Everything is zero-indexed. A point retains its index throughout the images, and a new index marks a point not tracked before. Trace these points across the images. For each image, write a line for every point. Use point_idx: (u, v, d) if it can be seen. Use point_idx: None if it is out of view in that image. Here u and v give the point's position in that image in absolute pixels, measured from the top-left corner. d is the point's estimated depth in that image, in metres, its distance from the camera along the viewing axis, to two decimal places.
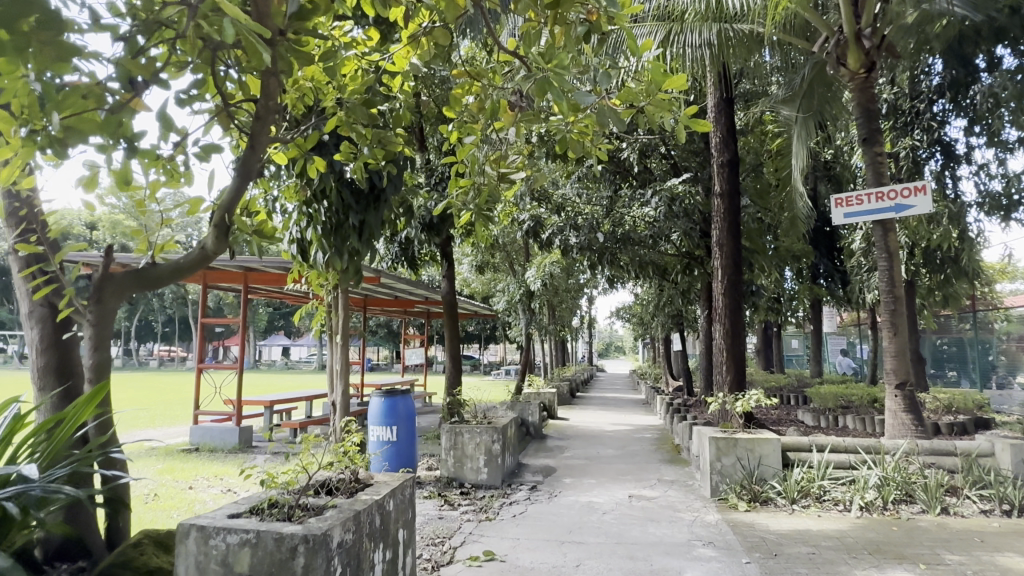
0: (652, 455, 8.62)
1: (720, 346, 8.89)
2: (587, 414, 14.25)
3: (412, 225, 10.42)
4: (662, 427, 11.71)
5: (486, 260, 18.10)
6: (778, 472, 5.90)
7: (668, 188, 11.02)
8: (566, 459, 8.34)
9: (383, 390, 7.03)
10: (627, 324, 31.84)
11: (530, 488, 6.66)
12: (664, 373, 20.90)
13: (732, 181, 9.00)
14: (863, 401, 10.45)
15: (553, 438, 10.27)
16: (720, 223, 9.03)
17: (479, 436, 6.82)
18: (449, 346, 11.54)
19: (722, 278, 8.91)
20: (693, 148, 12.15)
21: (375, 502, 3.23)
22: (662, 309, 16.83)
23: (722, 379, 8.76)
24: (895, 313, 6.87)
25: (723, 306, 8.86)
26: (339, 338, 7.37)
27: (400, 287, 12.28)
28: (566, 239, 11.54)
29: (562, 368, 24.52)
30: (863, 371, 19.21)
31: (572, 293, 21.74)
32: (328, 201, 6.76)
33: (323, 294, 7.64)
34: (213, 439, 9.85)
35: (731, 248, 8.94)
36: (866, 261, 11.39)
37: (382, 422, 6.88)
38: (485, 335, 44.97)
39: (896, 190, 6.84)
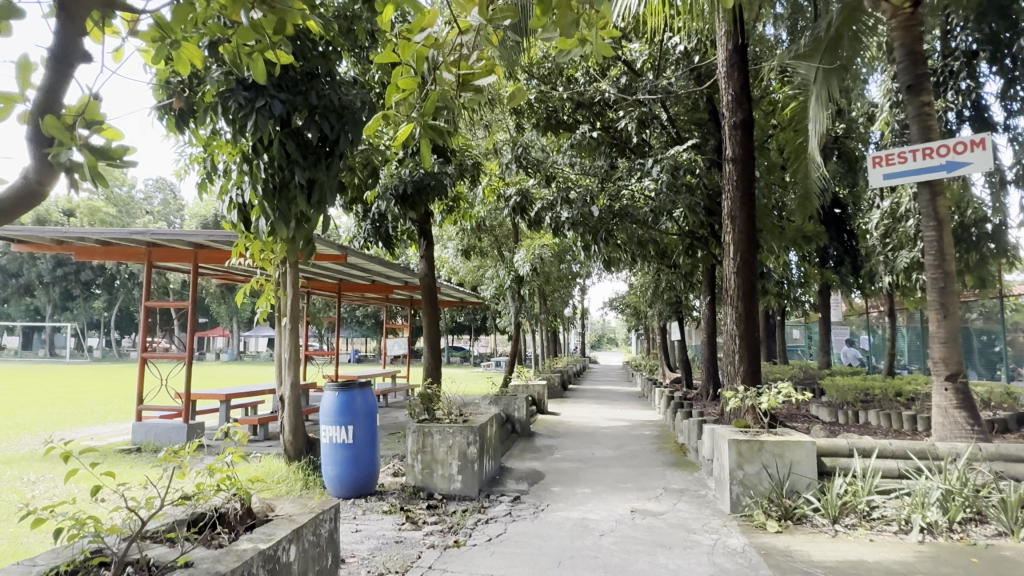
0: (656, 456, 7.54)
1: (732, 334, 7.79)
2: (580, 409, 13.16)
3: (385, 196, 9.32)
4: (663, 423, 10.64)
5: (473, 244, 17.01)
6: (813, 484, 4.84)
7: (671, 157, 9.83)
8: (556, 462, 7.25)
9: (340, 383, 5.93)
10: (620, 315, 30.80)
11: (512, 499, 5.58)
12: (661, 364, 19.88)
13: (746, 145, 7.91)
14: (887, 395, 9.42)
15: (543, 436, 9.20)
16: (731, 191, 7.93)
17: (454, 438, 5.76)
18: (428, 333, 10.43)
19: (734, 254, 7.80)
20: (697, 116, 11.19)
21: (258, 555, 2.12)
22: (660, 295, 15.77)
23: (734, 371, 7.66)
24: (945, 292, 5.79)
25: (736, 286, 7.76)
26: (286, 321, 6.25)
27: (373, 269, 11.10)
28: (557, 215, 10.43)
29: (554, 359, 23.49)
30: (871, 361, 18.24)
31: (564, 280, 20.67)
32: (270, 154, 5.60)
33: (271, 271, 6.48)
34: (158, 438, 8.76)
35: (745, 219, 7.82)
36: (888, 240, 10.33)
37: (335, 420, 5.74)
38: (475, 326, 43.85)
39: (948, 145, 5.76)
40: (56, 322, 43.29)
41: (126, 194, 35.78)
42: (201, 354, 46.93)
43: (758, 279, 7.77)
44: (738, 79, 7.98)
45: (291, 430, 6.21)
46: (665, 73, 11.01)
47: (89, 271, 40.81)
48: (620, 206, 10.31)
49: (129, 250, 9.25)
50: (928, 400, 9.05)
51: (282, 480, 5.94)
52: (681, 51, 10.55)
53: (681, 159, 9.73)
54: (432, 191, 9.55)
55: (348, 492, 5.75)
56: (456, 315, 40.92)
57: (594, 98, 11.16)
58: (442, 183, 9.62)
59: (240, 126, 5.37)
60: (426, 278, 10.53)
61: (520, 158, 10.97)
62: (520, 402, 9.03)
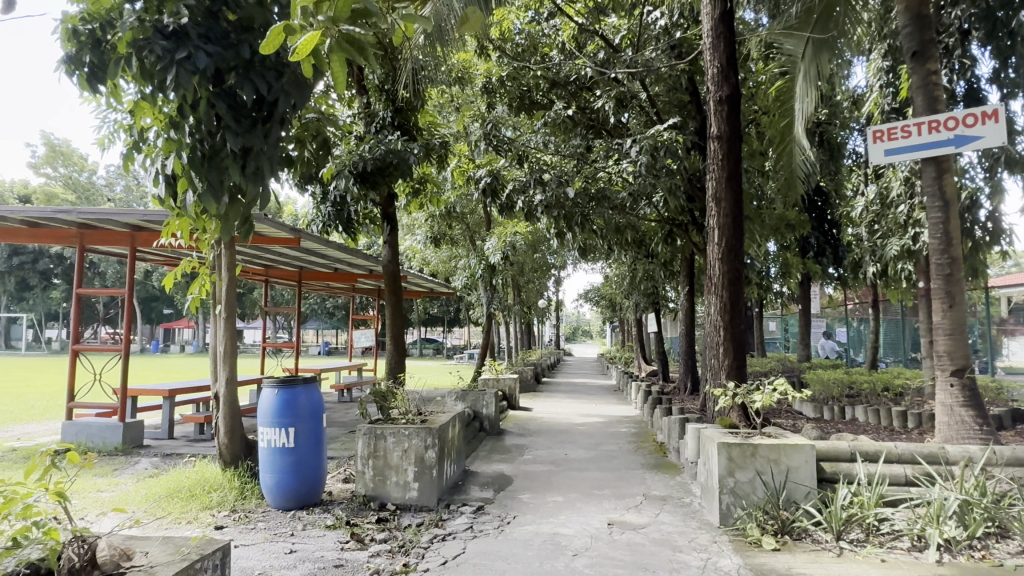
0: (634, 457, 6.95)
1: (716, 325, 7.24)
2: (553, 403, 12.59)
3: (343, 175, 8.60)
4: (640, 419, 10.10)
5: (444, 232, 16.31)
6: (812, 493, 4.31)
7: (651, 137, 9.20)
8: (525, 464, 6.64)
9: (280, 379, 5.23)
10: (595, 306, 30.34)
11: (475, 511, 4.94)
12: (637, 357, 19.40)
13: (733, 121, 7.33)
14: (874, 389, 8.95)
15: (513, 434, 8.59)
16: (716, 171, 7.37)
17: (409, 441, 5.13)
18: (391, 323, 9.74)
19: (719, 239, 7.24)
20: (677, 96, 10.52)
21: None
22: (637, 285, 15.25)
23: (718, 365, 7.12)
24: (951, 279, 5.28)
25: (721, 274, 7.20)
26: (222, 309, 5.53)
27: (333, 255, 10.37)
28: (529, 198, 9.72)
29: (527, 351, 22.91)
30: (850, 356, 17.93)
31: (538, 270, 20.09)
32: (197, 116, 4.85)
33: (206, 253, 5.75)
34: (91, 438, 7.97)
35: (731, 201, 7.24)
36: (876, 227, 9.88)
37: (274, 421, 5.06)
38: (448, 318, 43.13)
39: (956, 117, 5.23)
40: (11, 313, 41.53)
41: (86, 179, 34.37)
42: (166, 347, 45.53)
43: (745, 267, 7.22)
44: (725, 50, 7.42)
45: (227, 433, 5.50)
46: (643, 49, 10.39)
47: (47, 259, 39.23)
48: (595, 189, 9.69)
49: (59, 232, 8.37)
50: (917, 395, 8.61)
51: (214, 489, 5.25)
52: (661, 26, 9.95)
53: (662, 139, 9.10)
54: (396, 171, 8.87)
55: (289, 502, 5.05)
56: (429, 306, 40.19)
57: (570, 79, 10.81)
58: (406, 162, 8.94)
59: (162, 83, 4.58)
60: (389, 266, 9.83)
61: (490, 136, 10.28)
62: (489, 398, 8.42)
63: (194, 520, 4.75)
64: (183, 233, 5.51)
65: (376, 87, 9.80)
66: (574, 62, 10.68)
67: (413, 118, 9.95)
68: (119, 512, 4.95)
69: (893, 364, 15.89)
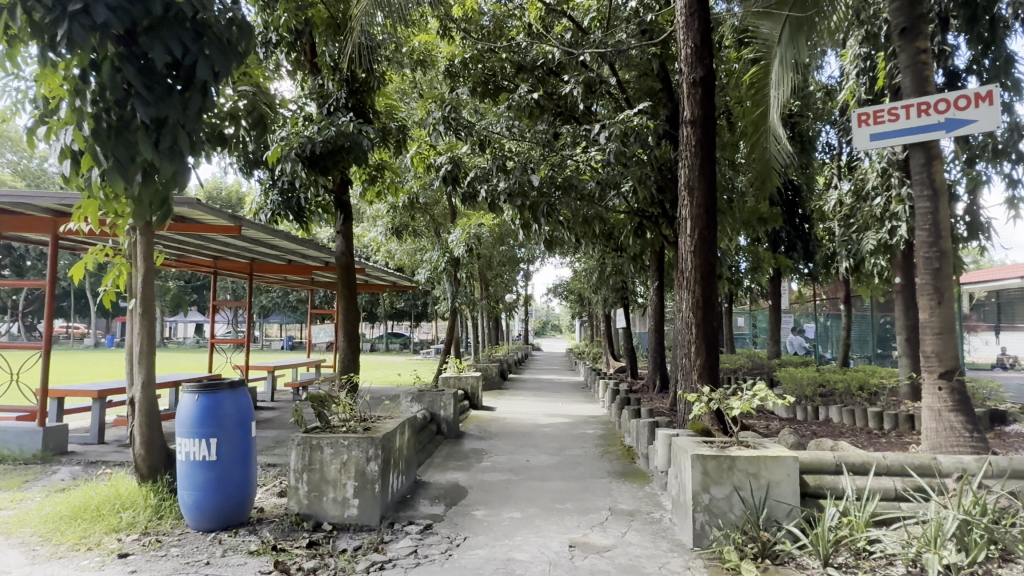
0: (599, 464, 6.48)
1: (688, 322, 6.80)
2: (518, 402, 12.10)
3: (290, 159, 7.95)
4: (607, 420, 9.66)
5: (406, 223, 15.69)
6: (794, 511, 3.90)
7: (620, 122, 8.69)
8: (481, 473, 6.12)
9: (202, 383, 4.63)
10: (564, 301, 29.97)
11: (421, 531, 4.41)
12: (605, 353, 19.01)
13: (707, 105, 6.87)
14: (848, 388, 8.62)
15: (473, 437, 8.06)
16: (688, 158, 6.91)
17: (348, 452, 4.58)
18: (344, 318, 9.13)
19: (691, 231, 6.78)
20: (647, 83, 10.13)
21: None
22: (606, 280, 14.81)
23: (690, 365, 6.69)
24: (940, 274, 4.90)
25: (693, 268, 6.75)
26: (138, 306, 4.89)
27: (282, 245, 9.71)
28: (492, 187, 9.21)
29: (493, 347, 22.39)
30: (818, 353, 17.81)
31: (505, 263, 19.59)
32: (99, 81, 4.21)
33: (122, 241, 5.11)
34: (6, 444, 7.22)
35: (704, 189, 6.79)
36: (852, 221, 9.57)
37: (193, 431, 4.47)
38: (414, 312, 42.40)
39: (948, 99, 4.83)
40: None
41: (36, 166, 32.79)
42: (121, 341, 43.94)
43: (718, 261, 6.79)
44: (699, 29, 6.95)
45: (143, 444, 4.88)
46: (613, 32, 9.89)
47: None
48: (562, 177, 9.18)
49: None
50: (892, 395, 8.30)
51: (126, 508, 4.62)
52: (632, 8, 9.51)
53: (632, 124, 8.61)
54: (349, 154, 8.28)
55: (211, 523, 4.45)
56: (395, 300, 39.44)
57: (537, 63, 10.31)
58: (360, 146, 8.35)
59: (54, 40, 3.98)
60: (342, 257, 9.22)
61: (451, 121, 9.69)
62: (447, 399, 7.90)
63: (96, 546, 4.13)
64: (94, 218, 4.89)
65: (329, 66, 9.17)
66: (541, 45, 10.18)
67: (370, 99, 9.35)
68: (11, 537, 4.29)
69: (861, 361, 15.78)
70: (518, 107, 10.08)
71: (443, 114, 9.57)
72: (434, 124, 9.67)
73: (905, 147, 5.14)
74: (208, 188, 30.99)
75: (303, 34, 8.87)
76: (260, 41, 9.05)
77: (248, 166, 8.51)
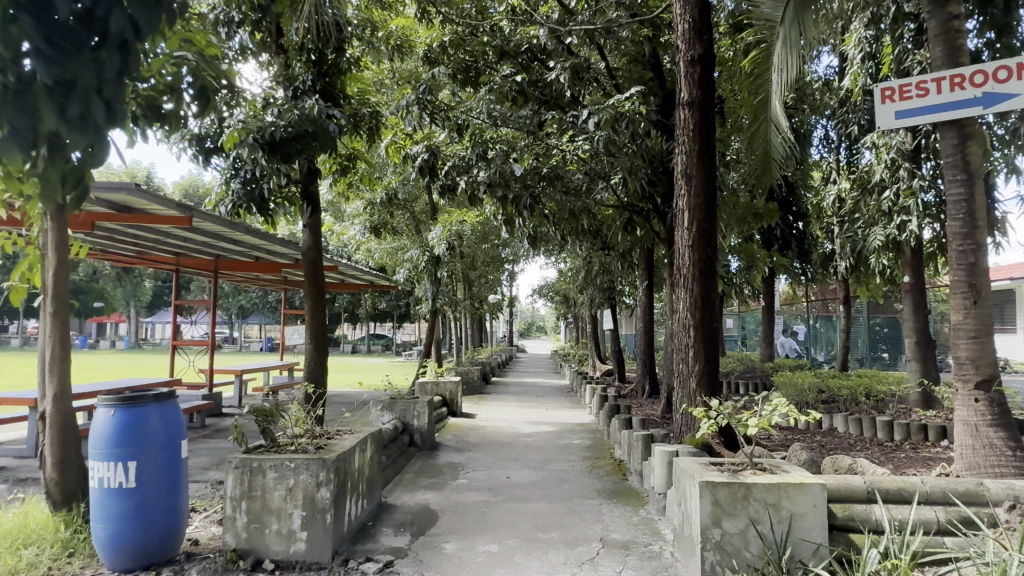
0: (588, 481, 5.82)
1: (685, 324, 6.17)
2: (500, 409, 11.43)
3: (247, 144, 7.17)
4: (594, 429, 9.02)
5: (385, 220, 14.98)
6: (821, 550, 3.27)
7: (610, 108, 7.92)
8: (456, 493, 5.45)
9: (122, 395, 3.92)
10: (549, 302, 29.42)
11: (379, 571, 3.73)
12: (591, 355, 18.40)
13: (706, 85, 6.25)
14: (853, 395, 8.05)
15: (449, 449, 7.39)
16: (685, 143, 6.26)
17: (295, 476, 3.89)
18: (311, 319, 8.40)
19: (689, 224, 6.14)
20: (638, 69, 9.53)
21: None
22: (593, 279, 14.19)
23: (687, 371, 6.06)
24: (977, 269, 4.31)
25: (691, 264, 6.12)
26: (48, 304, 4.19)
27: (245, 240, 9.00)
28: (472, 177, 8.56)
29: (476, 348, 21.75)
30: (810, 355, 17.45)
31: (488, 262, 18.97)
32: None
33: (34, 229, 4.39)
34: None
35: (704, 176, 6.16)
36: (855, 216, 9.01)
37: (106, 453, 3.74)
38: (396, 313, 41.66)
39: (985, 70, 4.22)
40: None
41: None
42: (95, 344, 42.78)
43: (717, 256, 6.17)
44: (698, 2, 6.31)
45: (54, 465, 4.17)
46: (601, 13, 9.24)
47: None
48: (546, 168, 8.58)
49: None
50: (901, 403, 7.72)
51: (30, 544, 3.86)
52: None
53: (624, 109, 7.86)
54: (314, 138, 7.59)
55: (129, 561, 3.74)
56: (377, 301, 38.65)
57: (521, 48, 9.66)
58: (327, 132, 7.65)
59: None
60: (310, 252, 8.51)
61: (427, 104, 8.94)
62: (421, 408, 7.23)
63: None
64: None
65: (296, 46, 8.45)
66: (526, 29, 9.54)
67: (340, 82, 8.66)
68: None
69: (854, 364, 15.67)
70: (500, 91, 9.30)
71: (416, 96, 8.86)
72: (407, 108, 8.96)
73: (936, 125, 4.54)
74: (184, 188, 30.13)
75: (267, 10, 8.15)
76: (220, 19, 8.34)
77: (204, 153, 7.78)
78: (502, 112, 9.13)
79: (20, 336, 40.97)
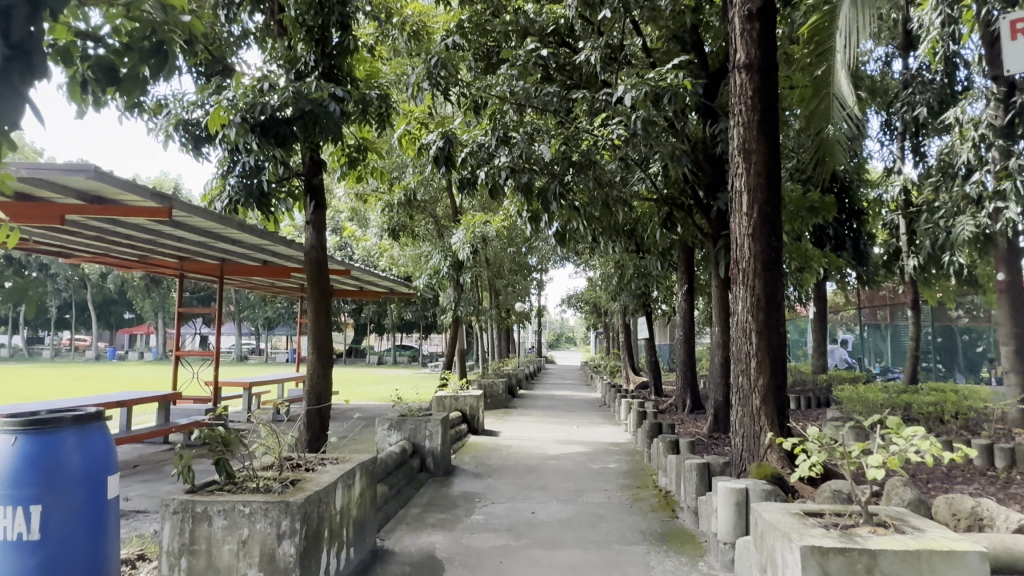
0: (629, 519, 4.80)
1: (744, 328, 5.11)
2: (526, 425, 10.42)
3: (237, 126, 6.30)
4: (632, 451, 7.95)
5: (404, 223, 14.09)
6: None
7: (650, 81, 6.92)
8: (468, 535, 4.47)
9: (29, 420, 3.04)
10: (578, 312, 28.36)
11: None
12: (624, 366, 17.29)
13: (767, 42, 5.21)
14: (939, 415, 6.87)
15: (466, 474, 6.42)
16: (741, 113, 5.22)
17: (250, 526, 2.97)
18: (314, 325, 7.53)
19: (749, 208, 5.11)
20: (680, 46, 8.51)
21: None
22: (627, 284, 13.15)
23: (749, 384, 5.01)
24: None
25: (752, 256, 5.08)
26: None
27: (245, 239, 8.19)
28: (492, 166, 7.64)
29: (503, 359, 20.77)
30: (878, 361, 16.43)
31: (515, 269, 18.03)
32: None
33: None
34: None
35: (765, 152, 5.14)
36: (934, 207, 7.85)
37: (3, 495, 2.85)
38: (423, 324, 40.96)
39: None
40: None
41: None
42: (125, 355, 42.84)
43: (782, 246, 5.16)
44: None
45: None
46: None
47: None
48: (577, 153, 7.55)
49: None
50: (1000, 425, 6.52)
51: None
52: None
53: (666, 82, 6.83)
54: (314, 122, 6.74)
55: None
56: (404, 311, 37.92)
57: (547, 30, 8.72)
58: (329, 114, 6.78)
59: None
60: (313, 251, 7.65)
61: (439, 80, 7.98)
62: (434, 427, 6.27)
63: None
64: None
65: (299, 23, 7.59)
66: (553, 8, 8.63)
67: (347, 65, 7.76)
68: None
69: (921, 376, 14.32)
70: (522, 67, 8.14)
71: (428, 71, 7.86)
72: (418, 86, 7.95)
73: None
74: None
75: None
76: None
77: (195, 142, 7.02)
78: (525, 89, 8.09)
79: (51, 347, 41.27)
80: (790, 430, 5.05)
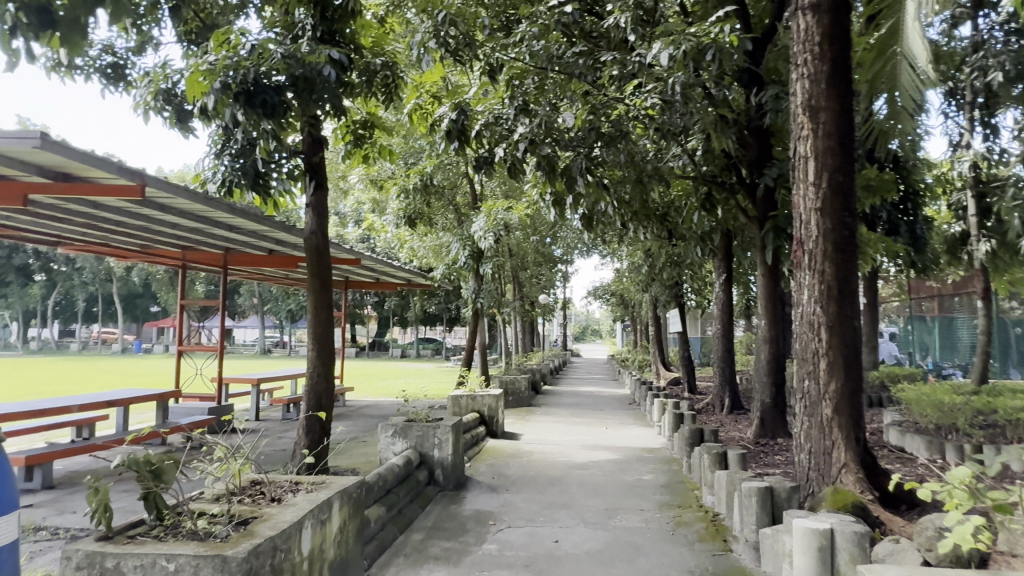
0: (672, 553, 3.98)
1: (811, 322, 4.25)
2: (550, 426, 9.63)
3: (219, 92, 5.57)
4: (667, 459, 7.10)
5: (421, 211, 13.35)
6: None
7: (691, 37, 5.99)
8: (478, 572, 3.70)
9: None
10: (605, 305, 27.40)
11: None
12: (655, 361, 16.39)
13: None
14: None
15: (480, 488, 5.66)
16: (807, 64, 4.34)
17: None
18: (314, 318, 6.78)
19: (816, 176, 4.24)
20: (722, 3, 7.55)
21: None
22: (659, 274, 12.23)
23: (818, 390, 4.16)
24: None
25: (820, 234, 4.21)
26: None
27: (242, 223, 7.48)
28: (511, 138, 6.81)
29: (527, 354, 20.00)
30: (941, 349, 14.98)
31: (539, 260, 17.19)
32: None
33: None
34: None
35: (837, 109, 4.25)
36: None
37: None
38: (447, 318, 40.33)
39: None
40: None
41: None
42: (151, 348, 42.91)
43: (856, 223, 4.28)
44: None
45: None
46: None
47: None
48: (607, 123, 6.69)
49: None
50: None
51: None
52: None
53: (710, 37, 5.89)
54: (308, 88, 5.98)
55: None
56: (427, 304, 37.31)
57: None
58: (324, 80, 6.00)
59: None
60: (313, 236, 6.90)
61: (449, 42, 7.15)
62: (443, 435, 5.50)
63: None
64: None
65: None
66: None
67: (349, 30, 6.95)
68: None
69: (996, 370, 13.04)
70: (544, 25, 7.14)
71: (435, 30, 7.02)
72: (426, 47, 7.10)
73: None
74: None
75: None
76: None
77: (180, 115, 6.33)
78: (546, 51, 7.17)
79: (79, 340, 41.52)
80: (866, 445, 4.19)
